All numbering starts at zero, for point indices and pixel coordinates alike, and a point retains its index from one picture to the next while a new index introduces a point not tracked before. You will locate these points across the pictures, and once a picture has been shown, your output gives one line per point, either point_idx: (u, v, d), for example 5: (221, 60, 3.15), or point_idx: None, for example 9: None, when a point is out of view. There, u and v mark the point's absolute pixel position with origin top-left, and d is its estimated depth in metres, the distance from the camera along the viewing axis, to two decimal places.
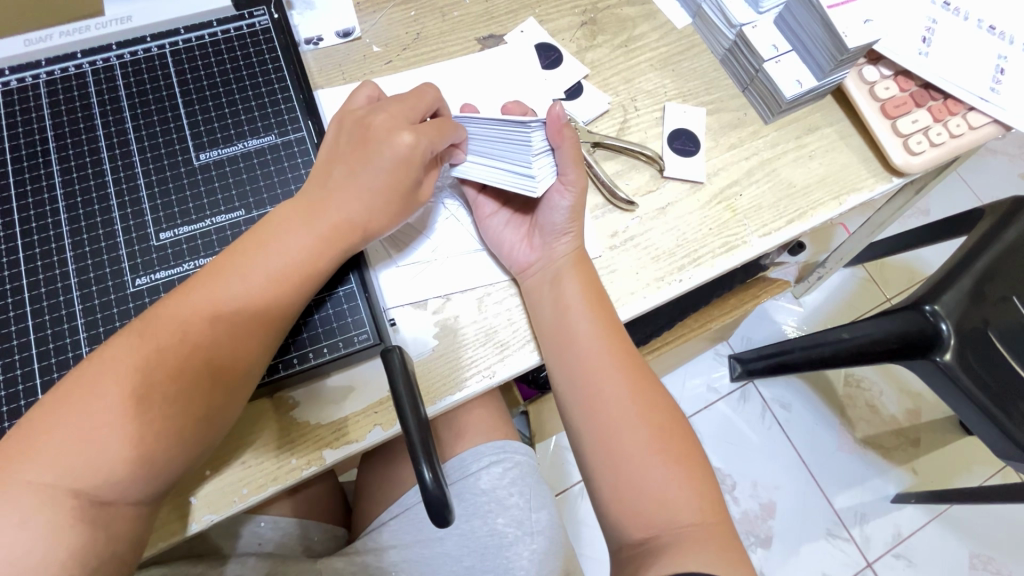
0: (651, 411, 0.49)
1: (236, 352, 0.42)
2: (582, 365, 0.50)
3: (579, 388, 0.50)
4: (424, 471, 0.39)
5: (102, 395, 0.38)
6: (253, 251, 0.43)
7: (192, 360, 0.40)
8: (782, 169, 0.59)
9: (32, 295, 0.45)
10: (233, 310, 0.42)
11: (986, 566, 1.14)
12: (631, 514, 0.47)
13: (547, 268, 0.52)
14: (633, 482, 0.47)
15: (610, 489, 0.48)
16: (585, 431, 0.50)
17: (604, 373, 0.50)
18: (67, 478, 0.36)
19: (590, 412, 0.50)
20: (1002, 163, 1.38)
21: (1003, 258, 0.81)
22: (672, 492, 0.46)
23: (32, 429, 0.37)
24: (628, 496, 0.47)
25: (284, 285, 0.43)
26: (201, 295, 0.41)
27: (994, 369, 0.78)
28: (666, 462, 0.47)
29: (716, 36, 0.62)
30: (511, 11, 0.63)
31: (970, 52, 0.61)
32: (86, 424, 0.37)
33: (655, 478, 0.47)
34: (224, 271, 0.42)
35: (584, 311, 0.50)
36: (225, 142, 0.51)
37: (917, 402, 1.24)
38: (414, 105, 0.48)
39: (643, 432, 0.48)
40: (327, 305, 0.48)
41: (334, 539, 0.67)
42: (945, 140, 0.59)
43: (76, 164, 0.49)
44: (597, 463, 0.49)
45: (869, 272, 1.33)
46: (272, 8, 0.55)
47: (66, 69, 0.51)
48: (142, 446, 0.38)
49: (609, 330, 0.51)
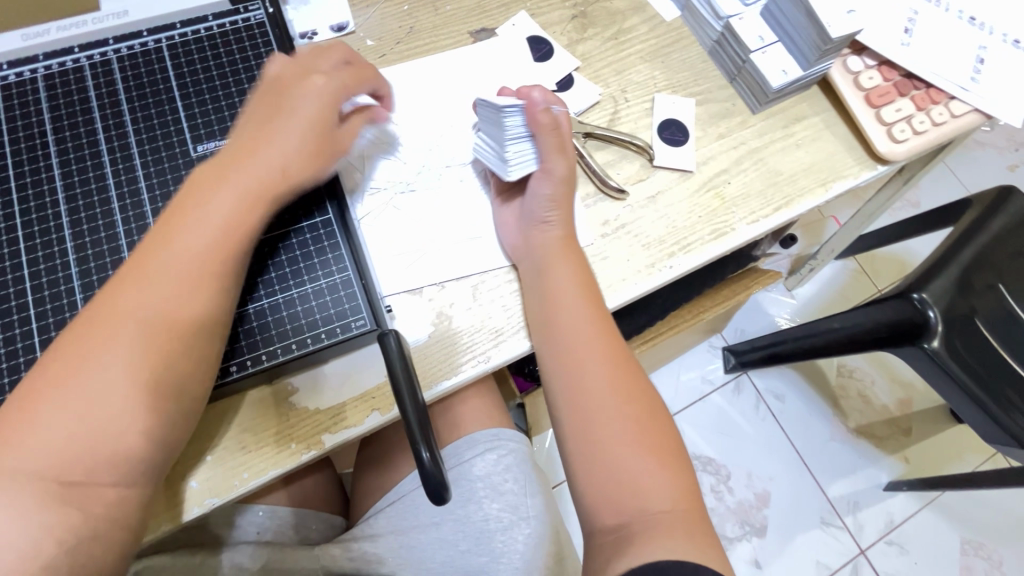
0: (632, 396, 0.49)
1: (188, 315, 0.41)
2: (564, 346, 0.50)
3: (561, 372, 0.50)
4: (422, 451, 0.40)
5: (80, 375, 0.38)
6: (187, 210, 0.43)
7: (147, 330, 0.40)
8: (769, 158, 0.60)
9: (34, 285, 0.46)
10: (180, 277, 0.41)
11: (977, 551, 1.16)
12: (601, 496, 0.47)
13: (534, 254, 0.52)
14: (609, 466, 0.47)
15: (583, 469, 0.48)
16: (563, 415, 0.50)
17: (587, 355, 0.50)
18: (56, 465, 0.36)
19: (570, 396, 0.49)
20: (989, 155, 1.40)
21: (989, 247, 0.83)
22: (645, 479, 0.46)
23: (21, 407, 0.37)
24: (603, 476, 0.47)
25: (221, 239, 0.43)
26: (145, 266, 0.41)
27: (983, 357, 0.80)
28: (641, 445, 0.47)
29: (704, 28, 0.63)
30: (503, 5, 0.64)
31: (951, 42, 0.63)
32: (69, 409, 0.37)
33: (628, 460, 0.47)
34: (167, 235, 0.42)
35: (570, 294, 0.51)
36: (221, 134, 0.51)
37: (908, 391, 1.26)
38: (328, 57, 0.50)
39: (621, 415, 0.48)
40: (293, 245, 0.50)
41: (330, 529, 0.68)
42: (928, 128, 0.60)
43: (75, 157, 0.49)
44: (575, 447, 0.49)
45: (860, 263, 1.34)
46: (267, 3, 0.56)
47: (63, 64, 0.51)
48: (124, 421, 0.38)
49: (599, 316, 0.51)
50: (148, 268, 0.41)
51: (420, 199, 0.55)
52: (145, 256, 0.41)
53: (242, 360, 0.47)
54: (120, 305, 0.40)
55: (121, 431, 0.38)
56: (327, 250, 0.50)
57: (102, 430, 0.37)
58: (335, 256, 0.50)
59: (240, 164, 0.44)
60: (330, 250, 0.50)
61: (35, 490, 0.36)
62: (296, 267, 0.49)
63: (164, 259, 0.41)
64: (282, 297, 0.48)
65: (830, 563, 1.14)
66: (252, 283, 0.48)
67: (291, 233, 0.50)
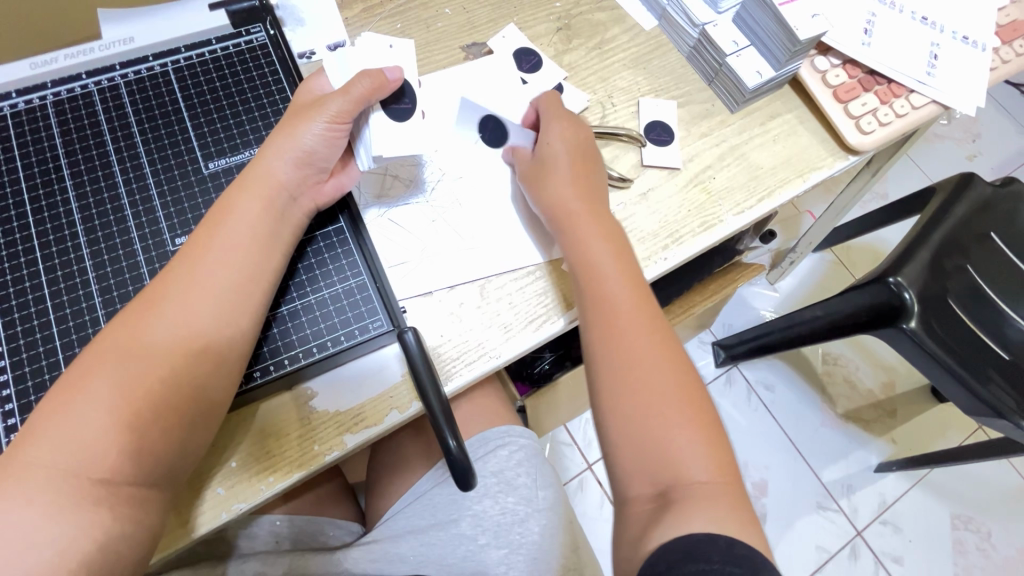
0: (675, 369, 0.50)
1: (211, 342, 0.44)
2: (601, 302, 0.52)
3: (605, 342, 0.51)
4: (448, 439, 0.44)
5: (100, 398, 0.39)
6: (236, 250, 0.46)
7: (180, 361, 0.42)
8: (749, 154, 0.64)
9: (54, 303, 0.47)
10: (214, 305, 0.44)
11: (967, 525, 1.21)
12: (635, 452, 0.48)
13: (565, 221, 0.54)
14: (654, 439, 0.47)
15: (619, 424, 0.49)
16: (606, 390, 0.50)
17: (626, 312, 0.51)
18: (81, 477, 0.38)
19: (615, 369, 0.50)
20: (949, 146, 1.48)
21: (955, 231, 0.88)
22: (676, 440, 0.47)
23: (47, 420, 0.39)
24: (635, 434, 0.48)
25: (260, 258, 0.47)
26: (179, 301, 0.43)
27: (956, 333, 0.84)
28: (678, 403, 0.48)
29: (681, 36, 0.67)
30: (491, 20, 0.66)
31: (908, 40, 0.68)
32: (80, 423, 0.39)
33: (662, 414, 0.48)
34: (207, 246, 0.45)
35: (608, 256, 0.53)
36: (231, 151, 0.53)
37: (891, 374, 1.31)
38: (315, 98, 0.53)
39: (657, 369, 0.50)
40: (340, 296, 0.52)
41: (347, 534, 0.67)
42: (892, 120, 0.65)
43: (88, 179, 0.51)
44: (617, 422, 0.49)
45: (837, 255, 1.40)
46: (268, 25, 0.58)
47: (72, 90, 0.53)
48: (134, 439, 0.40)
49: (637, 286, 0.53)
50: (163, 294, 0.43)
51: (416, 213, 0.57)
52: (166, 289, 0.44)
53: (265, 365, 0.49)
54: (156, 325, 0.42)
55: (135, 450, 0.40)
56: (341, 255, 0.53)
57: (112, 452, 0.39)
58: (348, 261, 0.53)
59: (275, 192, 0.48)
60: (343, 256, 0.53)
61: (69, 488, 0.38)
62: (312, 273, 0.52)
63: (211, 269, 0.45)
64: (300, 303, 0.51)
65: (829, 546, 1.17)
66: (299, 319, 0.51)
67: (334, 279, 0.52)
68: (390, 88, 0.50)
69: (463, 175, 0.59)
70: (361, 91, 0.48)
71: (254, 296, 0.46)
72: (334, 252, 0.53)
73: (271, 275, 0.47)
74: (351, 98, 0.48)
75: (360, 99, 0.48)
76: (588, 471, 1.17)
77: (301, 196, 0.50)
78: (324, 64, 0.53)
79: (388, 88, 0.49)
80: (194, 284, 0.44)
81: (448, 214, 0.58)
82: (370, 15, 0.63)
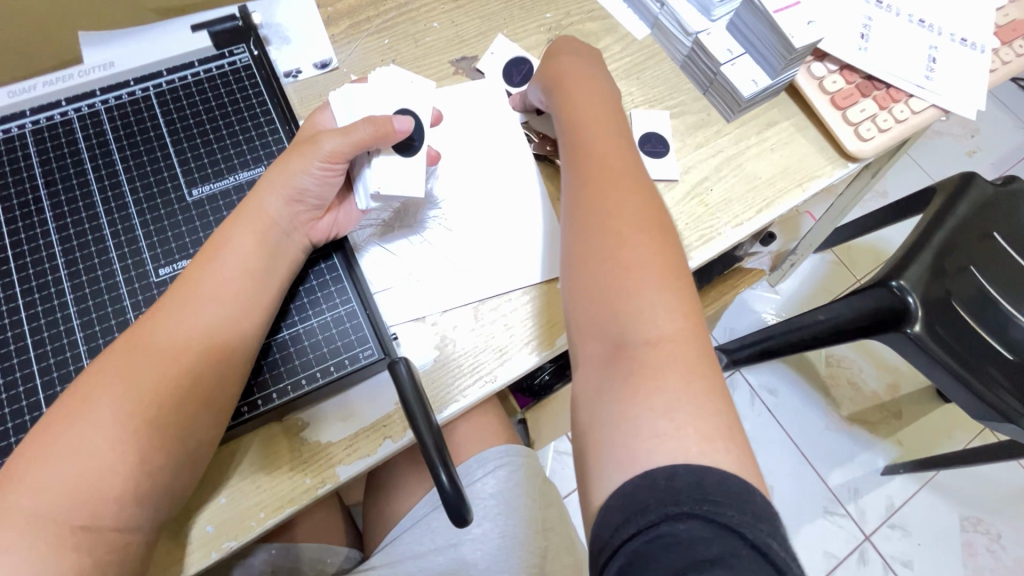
0: (659, 234, 0.44)
1: (196, 379, 0.42)
2: (584, 153, 0.49)
3: (581, 190, 0.47)
4: (441, 473, 0.42)
5: (84, 440, 0.38)
6: (222, 283, 0.45)
7: (165, 401, 0.41)
8: (747, 163, 0.63)
9: (35, 340, 0.45)
10: (198, 340, 0.43)
11: (977, 527, 1.19)
12: (602, 299, 0.42)
13: (562, 94, 0.54)
14: (618, 290, 0.42)
15: (584, 264, 0.44)
16: (576, 240, 0.45)
17: (609, 163, 0.48)
18: (61, 522, 0.37)
19: (588, 213, 0.45)
20: (949, 142, 1.47)
21: (957, 231, 0.87)
22: (645, 297, 0.41)
23: (26, 464, 0.37)
24: (600, 285, 0.42)
25: (251, 291, 0.45)
26: (162, 338, 0.42)
27: (962, 336, 0.83)
28: (652, 257, 0.43)
29: (674, 45, 0.66)
30: (479, 32, 0.65)
31: (906, 43, 0.66)
32: (63, 468, 0.37)
33: (633, 255, 0.42)
34: (194, 279, 0.44)
35: (595, 116, 0.51)
36: (216, 177, 0.52)
37: (896, 375, 1.29)
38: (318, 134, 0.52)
39: (635, 221, 0.44)
40: (328, 323, 0.51)
41: (344, 561, 0.67)
42: (892, 125, 0.64)
43: (68, 209, 0.49)
44: (581, 270, 0.44)
45: (838, 256, 1.39)
46: (251, 46, 0.57)
47: (51, 118, 0.52)
48: (119, 483, 0.38)
49: (625, 148, 0.49)
50: (147, 330, 0.42)
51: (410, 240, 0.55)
52: (150, 323, 0.43)
53: (253, 399, 0.47)
54: (141, 363, 0.41)
55: (119, 493, 0.38)
56: (329, 282, 0.52)
57: (95, 495, 0.38)
58: (338, 289, 0.52)
59: (260, 222, 0.47)
60: (332, 283, 0.52)
61: (47, 534, 0.36)
62: (300, 302, 0.51)
63: (196, 303, 0.44)
64: (289, 333, 0.50)
65: (838, 552, 1.16)
66: (288, 350, 0.49)
67: (323, 307, 0.51)
68: (394, 137, 0.47)
69: (453, 191, 0.57)
70: (362, 137, 0.46)
71: (240, 328, 0.45)
72: (324, 279, 0.52)
73: (260, 307, 0.46)
74: (352, 142, 0.46)
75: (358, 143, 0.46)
76: None
77: (288, 229, 0.48)
78: (331, 97, 0.51)
79: (390, 139, 0.47)
80: (181, 318, 0.43)
81: (444, 254, 0.56)
82: (358, 31, 0.62)
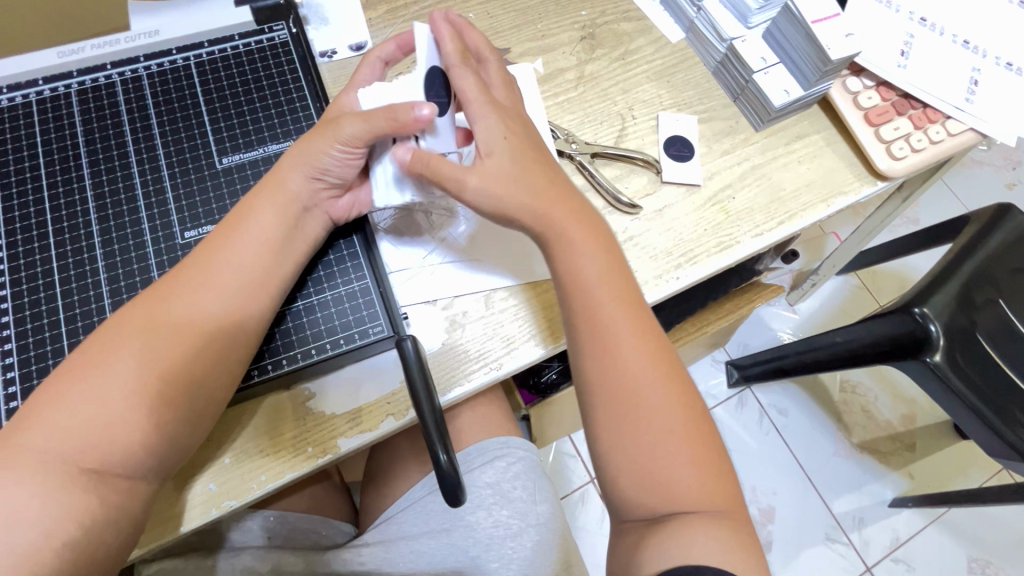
0: (680, 403, 0.46)
1: (208, 340, 0.43)
2: (596, 326, 0.47)
3: (601, 378, 0.46)
4: (439, 453, 0.43)
5: (99, 389, 0.40)
6: (242, 251, 0.46)
7: (179, 358, 0.42)
8: (772, 173, 0.62)
9: (64, 289, 0.47)
10: (216, 303, 0.44)
11: (985, 570, 1.16)
12: (630, 483, 0.45)
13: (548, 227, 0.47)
14: (662, 479, 0.44)
15: (619, 463, 0.45)
16: (607, 435, 0.46)
17: (620, 334, 0.46)
18: (71, 465, 0.38)
19: (613, 405, 0.46)
20: (988, 172, 1.43)
21: (991, 261, 0.82)
22: (686, 481, 0.44)
23: (44, 404, 0.39)
24: (642, 478, 0.44)
25: (264, 258, 0.47)
26: (181, 299, 0.44)
27: (983, 370, 0.80)
28: (681, 433, 0.45)
29: (708, 50, 0.66)
30: (514, 26, 0.66)
31: (947, 64, 0.65)
32: (78, 412, 0.39)
33: (662, 442, 0.45)
34: (213, 242, 0.46)
35: (598, 266, 0.47)
36: (246, 148, 0.54)
37: (912, 407, 1.26)
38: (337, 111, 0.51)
39: (657, 404, 0.45)
40: (342, 295, 0.52)
41: (338, 535, 0.67)
42: (926, 146, 0.62)
43: (105, 168, 0.51)
44: (619, 466, 0.45)
45: (861, 279, 1.36)
46: (291, 23, 0.58)
47: (96, 80, 0.54)
48: (128, 432, 0.40)
49: (632, 302, 0.48)
50: (169, 288, 0.44)
51: (428, 248, 0.56)
52: (172, 282, 0.44)
53: (263, 364, 0.49)
54: (161, 318, 0.43)
55: (126, 443, 0.40)
56: (347, 257, 0.53)
57: (104, 441, 0.39)
58: (354, 265, 0.53)
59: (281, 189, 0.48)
60: (349, 258, 0.53)
61: (58, 473, 0.38)
62: (317, 274, 0.52)
63: (217, 267, 0.45)
64: (302, 303, 0.51)
65: None
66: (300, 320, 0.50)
67: (339, 280, 0.52)
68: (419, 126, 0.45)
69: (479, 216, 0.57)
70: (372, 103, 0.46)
71: (257, 295, 0.46)
72: (341, 254, 0.53)
73: (275, 277, 0.47)
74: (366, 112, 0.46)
75: (360, 117, 0.46)
76: (590, 484, 1.15)
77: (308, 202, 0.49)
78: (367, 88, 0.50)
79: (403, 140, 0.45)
80: (198, 277, 0.45)
81: (452, 262, 0.55)
82: (394, 16, 0.63)
